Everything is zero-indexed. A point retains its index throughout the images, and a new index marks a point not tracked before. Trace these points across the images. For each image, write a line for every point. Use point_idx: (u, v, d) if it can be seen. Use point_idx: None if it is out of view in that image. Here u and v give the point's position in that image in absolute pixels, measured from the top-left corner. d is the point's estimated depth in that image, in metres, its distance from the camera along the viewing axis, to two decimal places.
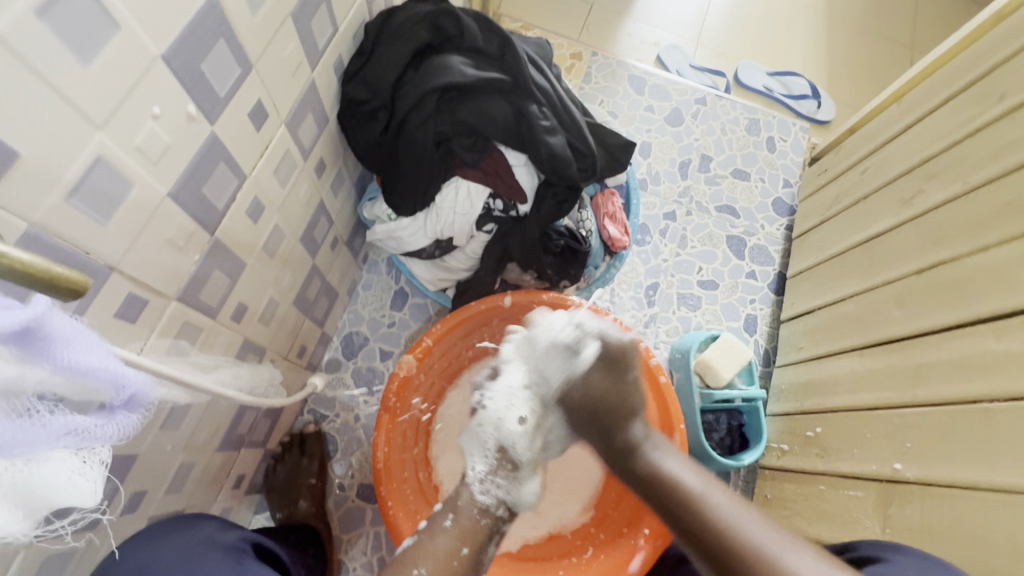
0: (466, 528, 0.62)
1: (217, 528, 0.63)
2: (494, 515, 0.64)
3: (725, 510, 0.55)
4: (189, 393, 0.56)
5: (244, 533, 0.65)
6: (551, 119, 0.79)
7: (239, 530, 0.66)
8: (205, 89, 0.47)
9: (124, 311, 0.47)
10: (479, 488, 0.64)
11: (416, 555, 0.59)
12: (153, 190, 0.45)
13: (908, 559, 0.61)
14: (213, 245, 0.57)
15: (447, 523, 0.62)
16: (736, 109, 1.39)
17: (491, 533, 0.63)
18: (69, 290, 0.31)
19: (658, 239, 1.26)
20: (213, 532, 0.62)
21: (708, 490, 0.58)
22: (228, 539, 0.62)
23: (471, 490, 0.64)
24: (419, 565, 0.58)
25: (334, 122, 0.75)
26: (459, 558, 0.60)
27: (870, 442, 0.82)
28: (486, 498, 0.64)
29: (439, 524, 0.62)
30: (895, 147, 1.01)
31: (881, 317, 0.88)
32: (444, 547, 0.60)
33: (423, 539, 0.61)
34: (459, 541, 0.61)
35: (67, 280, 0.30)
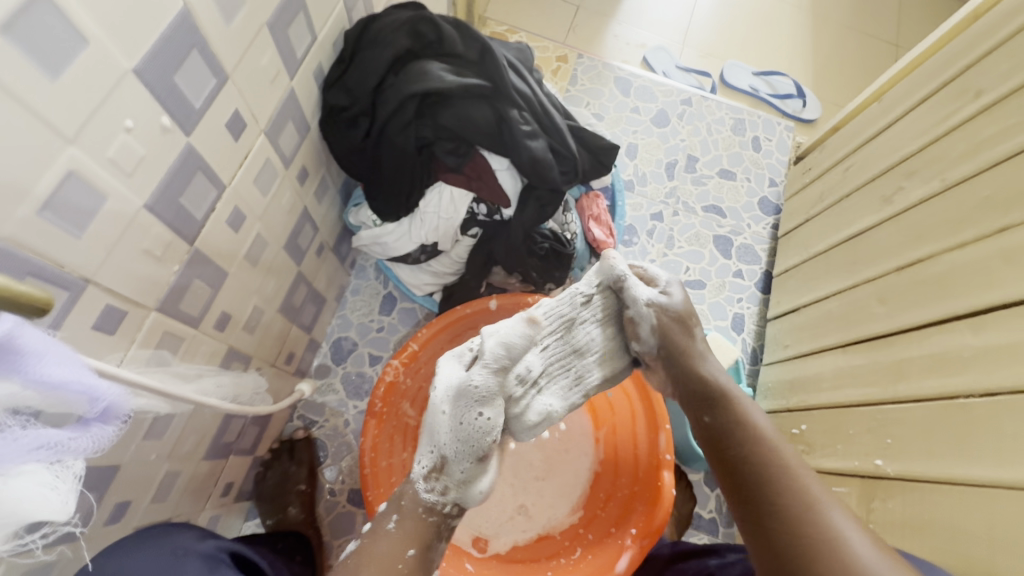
0: (411, 529, 0.61)
1: (193, 538, 0.63)
2: (441, 513, 0.63)
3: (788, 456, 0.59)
4: (170, 403, 0.56)
5: (220, 542, 0.65)
6: (532, 123, 0.80)
7: (215, 540, 0.65)
8: (179, 100, 0.48)
9: (101, 323, 0.47)
10: (422, 484, 0.63)
11: (360, 558, 0.58)
12: (128, 202, 0.46)
13: None
14: (192, 255, 0.57)
15: (391, 525, 0.62)
16: (721, 109, 1.40)
17: (438, 531, 0.63)
18: (32, 306, 0.31)
19: (645, 240, 1.27)
20: (187, 542, 0.62)
21: (781, 444, 0.61)
22: (204, 548, 0.62)
23: (416, 486, 0.63)
24: (362, 571, 0.57)
25: (315, 129, 0.75)
26: (403, 561, 0.59)
27: (854, 439, 0.82)
28: (430, 496, 0.63)
29: (383, 527, 0.62)
30: (876, 145, 1.02)
31: (864, 315, 0.89)
32: (388, 548, 0.59)
33: (367, 542, 0.60)
34: (403, 544, 0.60)
35: (29, 296, 0.31)
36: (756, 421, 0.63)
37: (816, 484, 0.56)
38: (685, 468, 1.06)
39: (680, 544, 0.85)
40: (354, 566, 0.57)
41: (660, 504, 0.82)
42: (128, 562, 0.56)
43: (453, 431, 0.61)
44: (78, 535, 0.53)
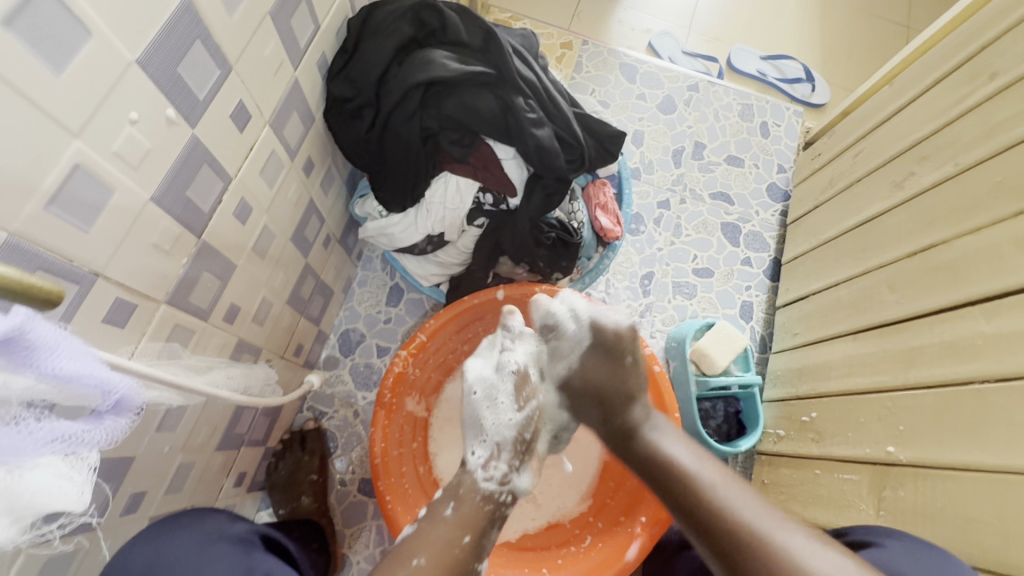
0: (467, 516, 0.61)
1: (225, 520, 0.66)
2: (497, 502, 0.64)
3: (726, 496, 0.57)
4: (182, 395, 0.57)
5: (252, 526, 0.68)
6: (538, 111, 0.79)
7: (247, 523, 0.68)
8: (182, 92, 0.47)
9: (112, 317, 0.48)
10: (482, 472, 0.65)
11: (417, 544, 0.58)
12: (134, 195, 0.46)
13: (901, 544, 0.61)
14: (200, 248, 0.57)
15: (449, 511, 0.62)
16: (728, 95, 1.38)
17: (493, 519, 0.63)
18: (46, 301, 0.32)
19: (652, 228, 1.25)
20: (222, 525, 0.64)
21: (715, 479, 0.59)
22: (237, 531, 0.65)
23: (474, 475, 0.65)
24: (419, 555, 0.57)
25: (320, 120, 0.74)
26: (460, 546, 0.59)
27: (864, 427, 0.81)
28: (489, 485, 0.64)
29: (440, 513, 0.62)
30: (887, 130, 1.00)
31: (874, 301, 0.88)
32: (444, 535, 0.59)
33: (424, 529, 0.60)
34: (459, 529, 0.60)
35: (43, 292, 0.31)
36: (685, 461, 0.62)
37: (756, 512, 0.54)
38: None
39: None
40: (410, 551, 0.57)
41: None
42: (145, 550, 0.57)
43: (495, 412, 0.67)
44: (94, 526, 0.54)
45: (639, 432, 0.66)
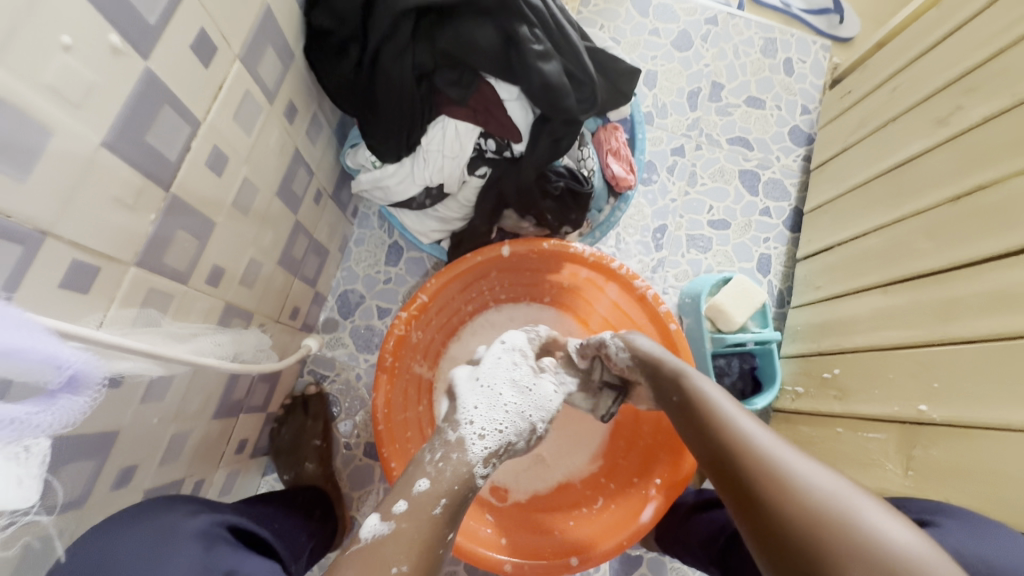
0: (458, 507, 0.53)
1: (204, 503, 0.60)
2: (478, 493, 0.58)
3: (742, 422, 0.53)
4: (163, 364, 0.52)
5: (216, 517, 0.59)
6: (544, 43, 0.70)
7: (209, 514, 0.59)
8: (127, 13, 0.40)
9: (70, 281, 0.42)
10: (482, 467, 0.57)
11: (397, 545, 0.47)
12: (81, 140, 0.39)
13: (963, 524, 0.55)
14: (170, 203, 0.51)
15: (439, 511, 0.51)
16: (750, 28, 1.26)
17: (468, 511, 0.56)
18: None
19: (666, 177, 1.18)
20: (178, 519, 0.55)
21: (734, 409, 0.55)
22: (196, 525, 0.55)
23: (473, 467, 0.56)
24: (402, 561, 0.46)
25: (300, 57, 0.66)
26: (443, 546, 0.50)
27: (891, 383, 0.77)
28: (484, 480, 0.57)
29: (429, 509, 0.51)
30: (929, 60, 0.91)
31: (909, 251, 0.82)
32: (428, 535, 0.49)
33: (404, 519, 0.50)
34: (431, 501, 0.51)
35: None
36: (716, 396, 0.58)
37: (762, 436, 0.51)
38: None
39: (705, 492, 0.84)
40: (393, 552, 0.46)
41: (685, 454, 0.78)
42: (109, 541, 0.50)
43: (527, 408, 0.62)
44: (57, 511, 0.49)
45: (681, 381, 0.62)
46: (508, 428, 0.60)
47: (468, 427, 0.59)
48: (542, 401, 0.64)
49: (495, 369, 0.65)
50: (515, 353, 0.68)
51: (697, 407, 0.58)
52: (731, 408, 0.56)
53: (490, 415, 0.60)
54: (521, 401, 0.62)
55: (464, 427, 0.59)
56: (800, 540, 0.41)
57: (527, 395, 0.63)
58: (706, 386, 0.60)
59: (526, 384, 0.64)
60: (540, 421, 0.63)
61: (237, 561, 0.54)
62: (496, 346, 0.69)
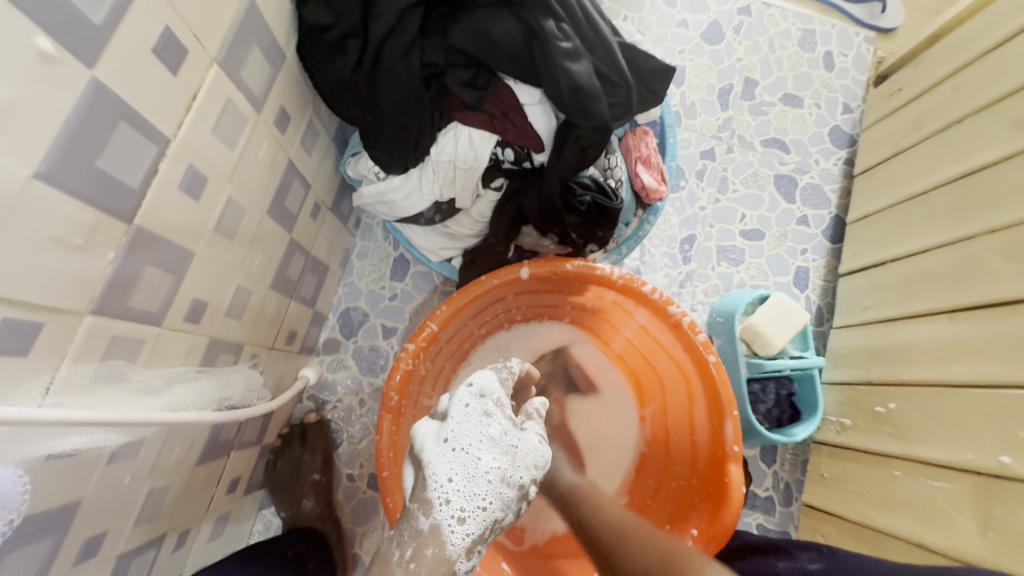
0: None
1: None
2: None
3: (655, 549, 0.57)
4: (126, 430, 0.45)
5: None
6: (573, 39, 0.61)
7: None
8: (61, 11, 0.31)
9: (3, 343, 0.34)
10: (464, 560, 0.47)
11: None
12: (6, 173, 0.31)
13: None
14: (135, 236, 0.43)
15: None
16: (787, 19, 1.16)
17: None
18: None
19: (695, 183, 1.08)
20: None
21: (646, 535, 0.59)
22: None
23: (458, 563, 0.46)
24: None
25: (292, 58, 0.58)
26: None
27: (963, 426, 0.68)
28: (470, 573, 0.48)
29: None
30: (1002, 57, 0.80)
31: (983, 274, 0.72)
32: None
33: None
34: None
35: None
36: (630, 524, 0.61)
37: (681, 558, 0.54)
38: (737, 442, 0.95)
39: (742, 536, 0.79)
40: None
41: (728, 505, 0.69)
42: None
43: (514, 466, 0.51)
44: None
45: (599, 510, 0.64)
46: (492, 505, 0.48)
47: (442, 510, 0.47)
48: (531, 459, 0.53)
49: (469, 425, 0.52)
50: (489, 404, 0.54)
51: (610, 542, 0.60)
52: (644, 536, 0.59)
53: (466, 493, 0.48)
54: (504, 470, 0.50)
55: (441, 520, 0.46)
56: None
57: (513, 454, 0.51)
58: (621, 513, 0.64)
59: (510, 443, 0.52)
60: (528, 484, 0.52)
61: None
62: (464, 394, 0.55)
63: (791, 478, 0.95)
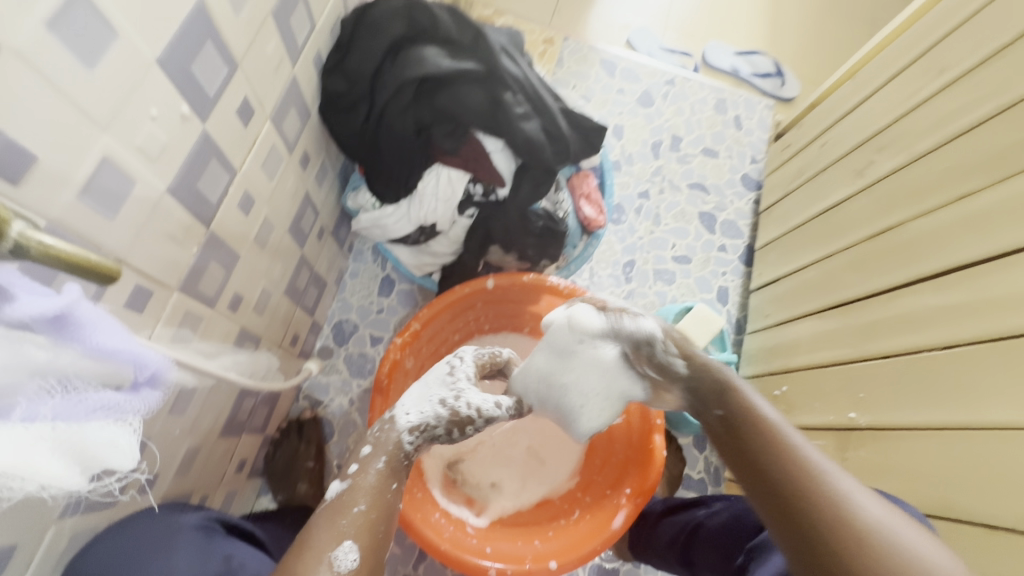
0: (396, 466, 0.64)
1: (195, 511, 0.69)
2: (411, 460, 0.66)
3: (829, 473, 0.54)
4: (197, 377, 0.60)
5: (207, 513, 0.70)
6: (525, 105, 0.83)
7: (202, 510, 0.70)
8: (195, 89, 0.50)
9: (132, 302, 0.50)
10: (407, 436, 0.65)
11: (354, 493, 0.59)
12: (153, 186, 0.49)
13: None
14: (208, 238, 0.60)
15: (380, 466, 0.62)
16: (704, 89, 1.44)
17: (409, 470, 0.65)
18: (101, 276, 0.34)
19: (633, 218, 1.31)
20: (176, 517, 0.65)
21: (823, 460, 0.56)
22: (190, 519, 0.66)
23: (400, 433, 0.65)
24: (359, 502, 0.58)
25: (315, 115, 0.77)
26: (390, 493, 0.61)
27: (828, 396, 0.89)
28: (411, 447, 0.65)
29: (371, 463, 0.62)
30: (850, 122, 1.07)
31: (839, 282, 0.95)
32: (375, 486, 0.60)
33: (357, 477, 0.61)
34: (389, 476, 0.62)
35: (101, 268, 0.33)
36: (795, 443, 0.59)
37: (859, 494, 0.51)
38: (674, 432, 1.12)
39: (671, 500, 0.92)
40: (351, 498, 0.58)
41: (652, 466, 0.86)
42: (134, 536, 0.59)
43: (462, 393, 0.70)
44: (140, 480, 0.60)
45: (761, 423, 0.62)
46: (428, 410, 0.67)
47: (398, 409, 0.68)
48: (479, 401, 0.69)
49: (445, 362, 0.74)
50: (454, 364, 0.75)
51: (770, 460, 0.58)
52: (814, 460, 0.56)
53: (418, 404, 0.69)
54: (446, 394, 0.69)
55: (396, 412, 0.68)
56: (835, 548, 0.48)
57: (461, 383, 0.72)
58: (793, 437, 0.59)
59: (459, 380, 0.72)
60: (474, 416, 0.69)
61: (231, 546, 0.66)
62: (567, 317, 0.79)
63: (718, 462, 1.13)
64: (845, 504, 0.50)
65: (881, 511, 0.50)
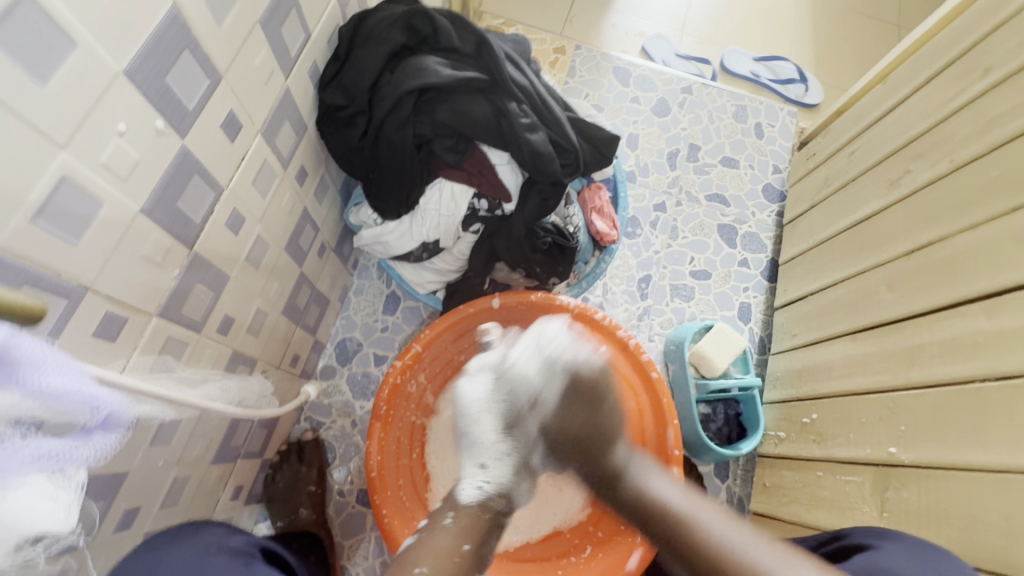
0: (468, 525, 0.58)
1: (222, 534, 0.65)
2: (495, 509, 0.61)
3: (716, 529, 0.52)
4: (175, 408, 0.57)
5: (250, 538, 0.67)
6: (531, 116, 0.79)
7: (246, 535, 0.67)
8: (171, 102, 0.47)
9: (102, 331, 0.47)
10: (464, 493, 0.61)
11: (420, 553, 0.55)
12: (124, 208, 0.45)
13: (902, 542, 0.62)
14: (192, 259, 0.56)
15: (447, 522, 0.58)
16: (723, 96, 1.38)
17: (494, 527, 0.60)
18: (26, 318, 0.32)
19: (649, 231, 1.25)
20: (220, 538, 0.63)
21: (695, 508, 0.55)
22: (236, 543, 0.64)
23: (462, 491, 0.61)
24: (421, 564, 0.53)
25: (312, 129, 0.73)
26: (461, 555, 0.55)
27: (866, 427, 0.81)
28: (476, 497, 0.61)
29: (438, 523, 0.58)
30: (881, 128, 1.00)
31: (872, 301, 0.88)
32: (445, 545, 0.56)
33: (423, 538, 0.57)
34: (458, 538, 0.56)
35: (25, 308, 0.32)
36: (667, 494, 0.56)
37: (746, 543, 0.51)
38: (695, 460, 1.05)
39: None
40: (411, 560, 0.54)
41: None
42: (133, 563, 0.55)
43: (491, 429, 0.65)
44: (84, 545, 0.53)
45: (625, 474, 0.59)
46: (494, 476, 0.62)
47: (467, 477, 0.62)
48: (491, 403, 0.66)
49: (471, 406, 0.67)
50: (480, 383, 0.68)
51: (660, 518, 0.55)
52: (693, 513, 0.54)
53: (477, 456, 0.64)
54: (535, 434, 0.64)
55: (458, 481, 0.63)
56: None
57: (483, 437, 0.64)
58: (658, 485, 0.57)
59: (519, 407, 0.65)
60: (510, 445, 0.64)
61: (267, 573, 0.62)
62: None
63: (742, 491, 1.05)
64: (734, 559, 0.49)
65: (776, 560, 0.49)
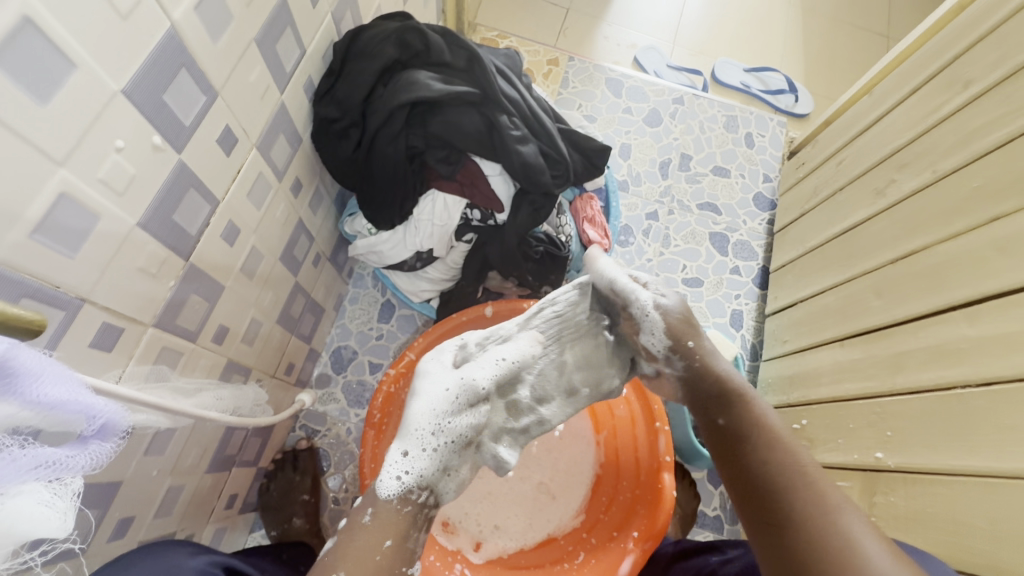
0: (391, 521, 0.57)
1: (184, 555, 0.62)
2: (418, 503, 0.59)
3: (809, 465, 0.56)
4: (170, 417, 0.57)
5: (213, 558, 0.64)
6: (522, 128, 0.81)
7: (208, 555, 0.64)
8: (168, 118, 0.48)
9: (98, 341, 0.48)
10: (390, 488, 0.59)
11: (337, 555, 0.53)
12: (120, 221, 0.46)
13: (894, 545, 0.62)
14: (188, 270, 0.57)
15: (366, 519, 0.57)
16: (713, 107, 1.40)
17: (415, 521, 0.59)
18: (25, 329, 0.34)
19: (641, 240, 1.26)
20: (179, 559, 0.61)
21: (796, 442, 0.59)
22: (195, 565, 0.61)
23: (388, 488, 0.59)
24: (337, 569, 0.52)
25: (307, 142, 0.75)
26: (381, 553, 0.54)
27: (854, 433, 0.82)
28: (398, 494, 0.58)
29: (358, 521, 0.57)
30: (867, 139, 1.02)
31: (860, 308, 0.89)
32: (364, 543, 0.54)
33: (343, 539, 0.55)
34: (380, 533, 0.55)
35: (25, 320, 0.33)
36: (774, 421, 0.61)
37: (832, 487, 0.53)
38: (687, 466, 1.06)
39: (681, 542, 0.86)
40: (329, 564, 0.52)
41: (661, 506, 0.80)
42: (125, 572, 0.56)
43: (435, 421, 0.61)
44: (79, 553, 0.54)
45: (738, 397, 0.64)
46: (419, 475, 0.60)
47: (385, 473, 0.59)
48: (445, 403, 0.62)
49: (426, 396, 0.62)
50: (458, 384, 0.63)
51: (753, 434, 0.60)
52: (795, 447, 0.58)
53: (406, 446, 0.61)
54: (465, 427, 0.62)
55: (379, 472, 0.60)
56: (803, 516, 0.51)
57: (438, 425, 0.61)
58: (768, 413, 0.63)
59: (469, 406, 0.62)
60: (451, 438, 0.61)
61: None
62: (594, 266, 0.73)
63: None
64: (807, 489, 0.53)
65: (857, 518, 0.50)
